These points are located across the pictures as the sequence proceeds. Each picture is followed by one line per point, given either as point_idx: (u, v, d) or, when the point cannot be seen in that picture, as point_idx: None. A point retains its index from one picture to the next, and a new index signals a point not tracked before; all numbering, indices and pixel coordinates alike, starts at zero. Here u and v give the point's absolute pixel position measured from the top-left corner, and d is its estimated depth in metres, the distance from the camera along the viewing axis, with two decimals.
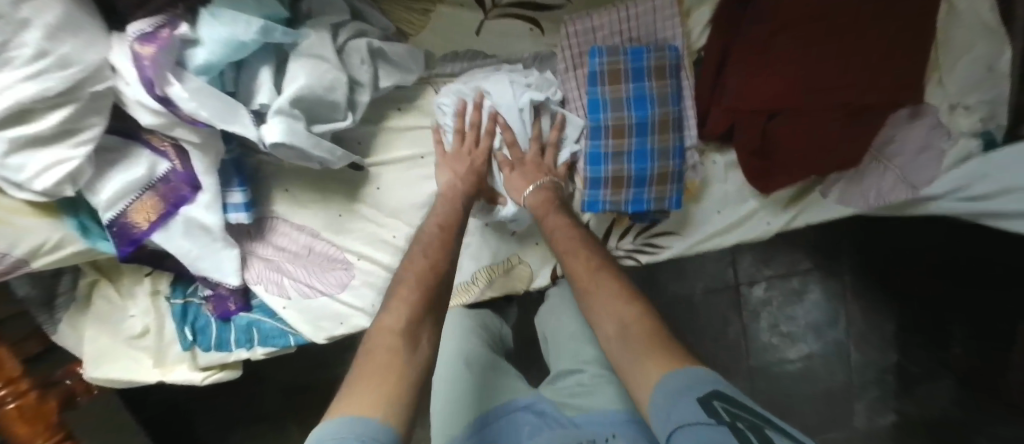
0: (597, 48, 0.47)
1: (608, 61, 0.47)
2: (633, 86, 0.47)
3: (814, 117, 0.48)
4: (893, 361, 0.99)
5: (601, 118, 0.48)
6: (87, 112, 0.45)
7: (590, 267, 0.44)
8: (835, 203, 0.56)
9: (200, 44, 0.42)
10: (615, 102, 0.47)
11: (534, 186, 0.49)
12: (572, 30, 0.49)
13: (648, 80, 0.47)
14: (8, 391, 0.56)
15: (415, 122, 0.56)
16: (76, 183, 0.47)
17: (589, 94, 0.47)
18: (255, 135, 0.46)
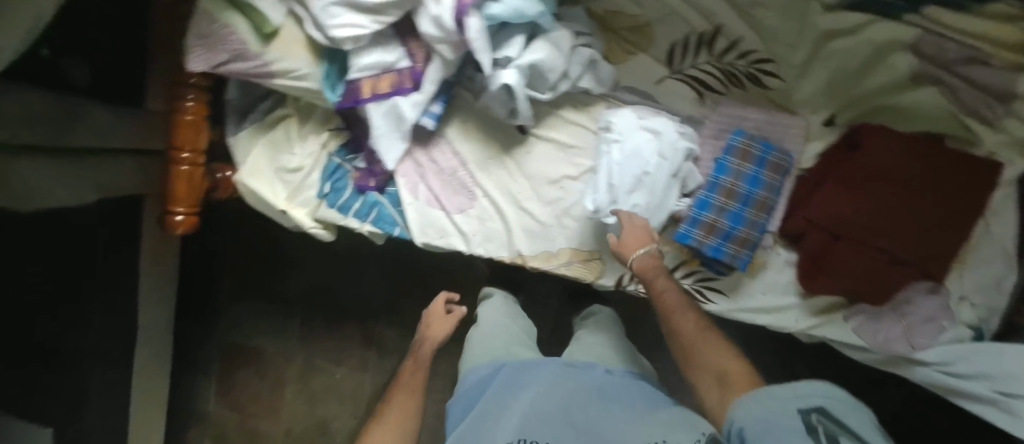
0: (740, 131, 0.64)
1: (746, 142, 0.63)
2: (754, 169, 0.63)
3: (866, 252, 0.63)
4: None
5: (721, 177, 0.64)
6: (394, 6, 0.61)
7: (691, 327, 0.53)
8: (852, 329, 0.70)
9: (498, 1, 0.59)
10: (737, 172, 0.63)
11: (644, 248, 0.60)
12: (723, 112, 0.67)
13: (766, 168, 0.63)
14: (189, 156, 0.69)
15: (581, 120, 0.72)
16: (354, 44, 0.63)
17: (722, 158, 0.64)
18: (490, 73, 0.62)
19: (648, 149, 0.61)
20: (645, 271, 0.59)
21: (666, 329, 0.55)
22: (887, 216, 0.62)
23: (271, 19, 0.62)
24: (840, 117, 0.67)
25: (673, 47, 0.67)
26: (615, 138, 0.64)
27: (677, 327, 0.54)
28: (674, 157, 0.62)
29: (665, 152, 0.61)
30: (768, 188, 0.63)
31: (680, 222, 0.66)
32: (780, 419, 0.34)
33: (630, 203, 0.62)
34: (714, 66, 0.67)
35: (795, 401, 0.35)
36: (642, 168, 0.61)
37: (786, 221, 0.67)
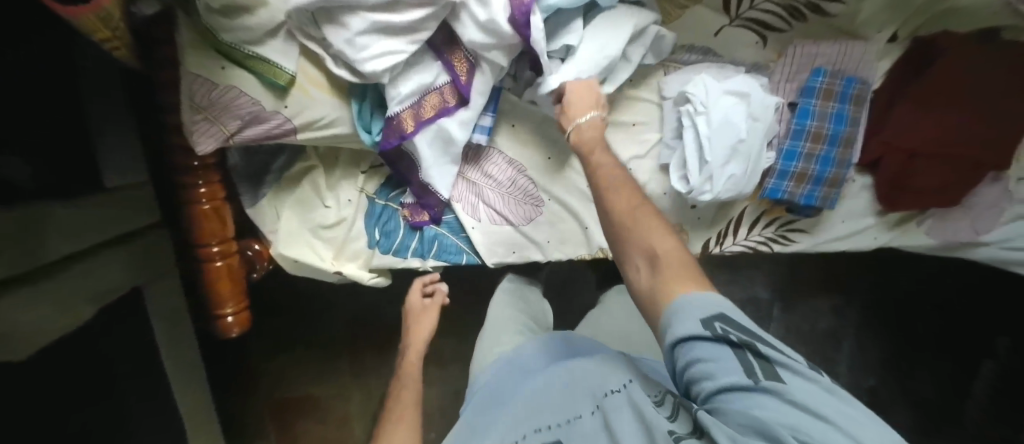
0: (820, 70, 0.62)
1: (829, 82, 0.61)
2: (837, 109, 0.62)
3: (941, 165, 0.65)
4: None
5: (807, 123, 0.62)
6: (431, 18, 0.50)
7: (622, 200, 0.45)
8: (925, 232, 0.74)
9: None
10: (821, 114, 0.62)
11: (587, 115, 0.53)
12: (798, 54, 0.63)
13: (848, 104, 0.62)
14: (220, 249, 0.58)
15: (642, 94, 0.66)
16: (390, 74, 0.52)
17: (804, 104, 0.62)
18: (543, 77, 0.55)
19: (741, 113, 0.58)
20: (584, 141, 0.52)
21: (598, 204, 0.47)
22: (961, 126, 0.63)
23: (285, 67, 0.50)
24: (902, 32, 0.66)
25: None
26: (697, 109, 0.59)
27: (608, 204, 0.46)
28: (762, 116, 0.59)
29: (761, 114, 0.58)
30: (851, 124, 0.62)
31: (767, 177, 0.64)
32: (698, 345, 0.33)
33: (725, 174, 0.59)
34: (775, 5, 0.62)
35: (688, 320, 0.34)
36: (737, 136, 0.58)
37: (863, 150, 0.67)
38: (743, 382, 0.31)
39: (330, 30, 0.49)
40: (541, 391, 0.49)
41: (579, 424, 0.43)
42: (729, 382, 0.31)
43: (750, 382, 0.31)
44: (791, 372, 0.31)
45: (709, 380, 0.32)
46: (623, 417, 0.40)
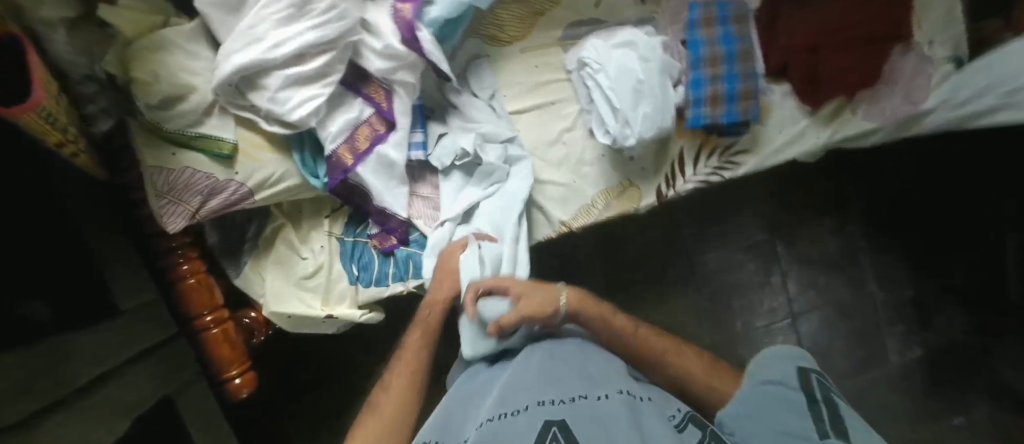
0: (694, 4, 0.68)
1: (705, 11, 0.67)
2: (721, 31, 0.67)
3: (842, 51, 0.69)
4: (912, 296, 1.16)
5: (700, 50, 0.67)
6: (337, 60, 0.58)
7: (696, 364, 0.56)
8: (863, 119, 0.75)
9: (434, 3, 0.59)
10: (710, 39, 0.67)
11: (564, 296, 0.58)
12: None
13: (729, 24, 0.68)
14: (212, 316, 0.63)
15: (551, 76, 0.72)
16: (316, 118, 0.59)
17: (689, 36, 0.67)
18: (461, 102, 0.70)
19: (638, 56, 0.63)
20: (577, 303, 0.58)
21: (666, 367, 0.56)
22: (842, 12, 0.68)
23: (226, 138, 0.58)
24: None
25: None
26: (595, 66, 0.65)
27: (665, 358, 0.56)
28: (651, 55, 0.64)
29: (651, 53, 0.64)
30: (738, 40, 0.68)
31: (685, 108, 0.68)
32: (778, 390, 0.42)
33: (639, 112, 0.63)
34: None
35: (776, 373, 0.43)
36: (636, 78, 0.63)
37: (767, 60, 0.71)
38: (802, 420, 0.38)
39: (254, 94, 0.56)
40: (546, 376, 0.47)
41: (587, 406, 0.41)
42: (793, 415, 0.39)
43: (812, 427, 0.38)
44: (854, 429, 0.37)
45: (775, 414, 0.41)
46: (639, 419, 0.40)
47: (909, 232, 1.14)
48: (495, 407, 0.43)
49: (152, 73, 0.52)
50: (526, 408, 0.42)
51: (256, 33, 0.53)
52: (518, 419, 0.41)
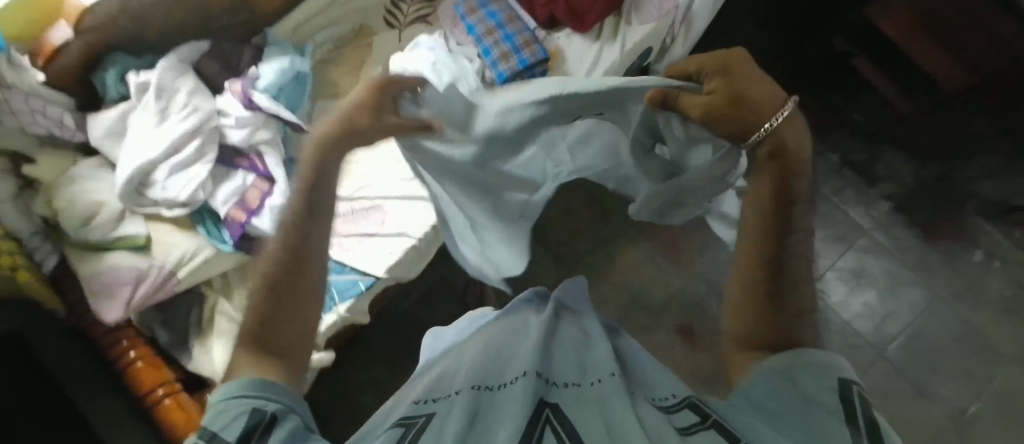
0: (457, 5, 0.90)
1: (466, 5, 0.90)
2: (484, 13, 0.89)
3: None
4: (843, 158, 1.17)
5: (475, 31, 0.88)
6: (207, 143, 0.76)
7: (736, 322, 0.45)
8: (639, 25, 0.88)
9: (260, 76, 0.81)
10: (480, 22, 0.88)
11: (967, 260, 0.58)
12: (444, 7, 0.92)
13: (486, 5, 0.90)
14: (162, 390, 0.69)
15: None
16: (204, 190, 0.75)
17: (463, 23, 0.89)
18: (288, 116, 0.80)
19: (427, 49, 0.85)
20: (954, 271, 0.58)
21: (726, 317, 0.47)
22: None
23: (136, 233, 0.72)
24: None
25: (387, 19, 0.94)
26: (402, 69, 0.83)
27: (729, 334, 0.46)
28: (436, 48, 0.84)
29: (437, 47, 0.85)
30: (498, 14, 0.90)
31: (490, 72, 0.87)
32: (795, 396, 0.34)
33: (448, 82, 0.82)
34: (418, 4, 0.94)
35: (783, 361, 0.37)
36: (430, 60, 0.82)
37: (539, 18, 0.92)
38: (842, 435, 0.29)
39: (149, 189, 0.72)
40: (541, 342, 0.47)
41: (574, 391, 0.37)
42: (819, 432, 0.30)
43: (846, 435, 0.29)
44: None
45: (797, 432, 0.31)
46: (618, 393, 0.35)
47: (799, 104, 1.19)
48: (471, 381, 0.39)
49: (68, 201, 0.70)
50: (526, 374, 0.38)
51: (137, 143, 0.72)
52: (500, 391, 0.37)
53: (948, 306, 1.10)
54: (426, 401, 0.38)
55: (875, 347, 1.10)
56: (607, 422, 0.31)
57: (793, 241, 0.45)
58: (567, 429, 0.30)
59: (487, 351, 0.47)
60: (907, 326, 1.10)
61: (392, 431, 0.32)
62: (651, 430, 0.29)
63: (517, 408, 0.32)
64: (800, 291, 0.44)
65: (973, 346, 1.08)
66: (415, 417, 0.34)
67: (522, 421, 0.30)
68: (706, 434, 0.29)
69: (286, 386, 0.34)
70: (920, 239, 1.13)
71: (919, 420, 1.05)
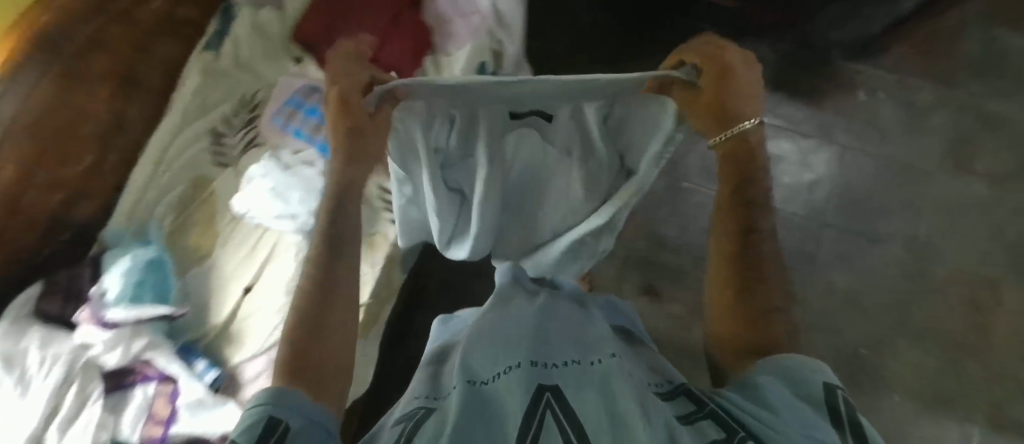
0: (274, 117, 0.87)
1: (285, 113, 0.86)
2: (303, 112, 0.86)
3: (390, 43, 0.87)
4: None
5: (303, 136, 0.85)
6: (85, 382, 0.73)
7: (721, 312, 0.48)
8: (456, 54, 0.90)
9: (106, 288, 0.76)
10: (303, 123, 0.85)
11: None
12: (266, 123, 0.88)
13: (303, 103, 0.86)
14: None
15: (252, 239, 0.87)
16: (107, 428, 0.72)
17: (290, 131, 0.86)
18: (156, 310, 0.76)
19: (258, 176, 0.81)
20: None
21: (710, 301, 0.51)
22: (365, 27, 0.87)
23: None
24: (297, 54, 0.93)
25: (216, 160, 0.92)
26: (247, 212, 0.80)
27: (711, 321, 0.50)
28: (271, 169, 0.80)
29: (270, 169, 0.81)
30: (318, 107, 0.85)
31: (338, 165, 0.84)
32: (783, 395, 0.36)
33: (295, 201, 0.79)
34: (241, 131, 0.92)
35: (772, 367, 0.39)
36: (269, 189, 0.79)
37: None
38: (828, 434, 0.31)
39: None
40: (542, 329, 0.51)
41: (572, 374, 0.41)
42: (808, 426, 0.32)
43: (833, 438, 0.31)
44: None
45: (781, 422, 0.33)
46: (620, 379, 0.39)
47: (648, 37, 1.17)
48: (465, 376, 0.42)
49: None
50: (520, 364, 0.42)
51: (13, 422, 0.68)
52: (498, 380, 0.41)
53: (865, 153, 1.10)
54: (430, 398, 0.42)
55: (815, 219, 1.09)
56: (609, 409, 0.34)
57: (755, 239, 0.49)
58: (561, 413, 0.35)
59: (484, 336, 0.50)
60: (836, 190, 1.10)
61: (399, 428, 0.37)
62: (656, 418, 0.33)
63: (518, 404, 0.36)
64: (764, 291, 0.46)
65: (904, 179, 1.09)
66: (417, 412, 0.39)
67: (520, 417, 0.34)
68: (701, 427, 0.34)
69: (303, 397, 0.35)
70: (809, 105, 1.13)
71: (876, 263, 1.07)
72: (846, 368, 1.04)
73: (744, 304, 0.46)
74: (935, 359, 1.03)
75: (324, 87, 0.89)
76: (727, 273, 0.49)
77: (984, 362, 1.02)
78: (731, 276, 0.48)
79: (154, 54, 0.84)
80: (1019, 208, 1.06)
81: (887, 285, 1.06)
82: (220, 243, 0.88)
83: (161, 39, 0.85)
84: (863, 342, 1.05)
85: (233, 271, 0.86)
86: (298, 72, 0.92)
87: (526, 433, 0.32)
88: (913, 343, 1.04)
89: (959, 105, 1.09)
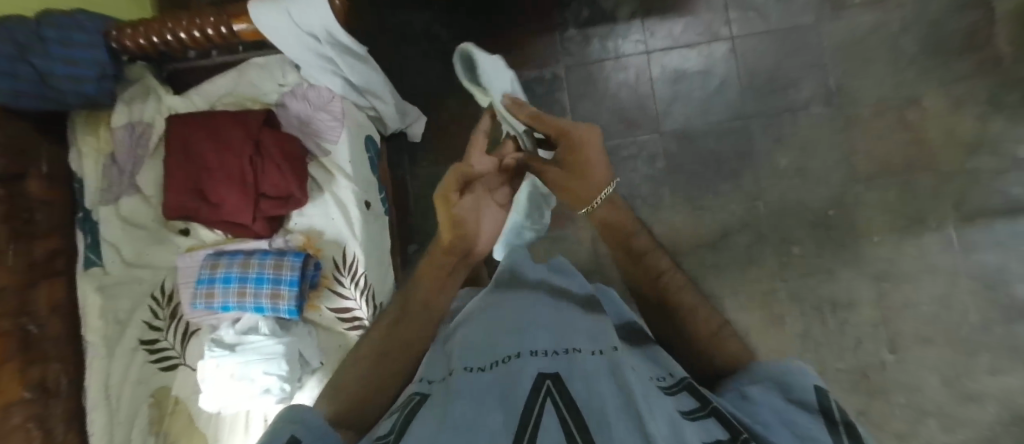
0: (194, 304, 0.82)
1: (202, 293, 0.80)
2: (220, 284, 0.80)
3: (262, 172, 0.81)
4: (576, 25, 1.11)
5: (234, 305, 0.81)
6: None
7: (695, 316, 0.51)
8: (333, 146, 0.85)
9: None
10: (223, 295, 0.80)
11: None
12: (192, 312, 0.84)
13: (214, 276, 0.80)
14: None
15: (241, 423, 0.83)
16: None
17: (217, 309, 0.82)
18: None
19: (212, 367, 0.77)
20: None
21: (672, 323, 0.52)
22: (229, 170, 0.81)
23: None
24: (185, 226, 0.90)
25: (162, 365, 0.87)
26: (221, 405, 0.77)
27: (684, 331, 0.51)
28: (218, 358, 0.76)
29: (220, 354, 0.77)
30: (231, 271, 0.80)
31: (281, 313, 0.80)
32: (786, 411, 0.36)
33: (259, 375, 0.75)
34: (173, 326, 0.87)
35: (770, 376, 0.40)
36: (228, 375, 0.75)
37: (263, 230, 0.84)
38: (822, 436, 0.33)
39: None
40: (543, 316, 0.50)
41: (571, 360, 0.40)
42: (804, 433, 0.34)
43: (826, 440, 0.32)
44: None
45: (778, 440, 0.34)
46: (626, 372, 0.38)
47: (506, 24, 1.11)
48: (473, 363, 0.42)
49: None
50: (522, 354, 0.42)
51: None
52: (499, 370, 0.40)
53: (751, 35, 1.10)
54: (428, 384, 0.44)
55: (739, 117, 1.09)
56: (622, 404, 0.33)
57: (666, 282, 0.54)
58: (565, 401, 0.33)
59: (489, 332, 0.48)
60: (744, 81, 1.09)
61: (390, 420, 0.37)
62: (660, 416, 0.32)
63: (520, 395, 0.35)
64: (695, 314, 0.51)
65: (796, 43, 1.09)
66: (416, 402, 0.39)
67: (520, 408, 0.33)
68: (707, 424, 0.34)
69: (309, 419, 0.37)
70: (683, 15, 1.11)
71: (808, 129, 1.08)
72: (823, 234, 1.06)
73: (685, 334, 0.51)
74: (893, 187, 1.05)
75: (227, 245, 0.86)
76: (660, 312, 0.54)
77: (942, 171, 1.04)
78: (669, 322, 0.53)
79: (39, 303, 0.79)
80: (906, 21, 1.08)
81: (827, 144, 1.07)
82: (211, 439, 0.83)
83: (36, 286, 0.79)
84: (829, 203, 1.06)
85: None
86: (194, 241, 0.89)
87: (528, 422, 0.32)
88: (876, 185, 1.06)
89: None
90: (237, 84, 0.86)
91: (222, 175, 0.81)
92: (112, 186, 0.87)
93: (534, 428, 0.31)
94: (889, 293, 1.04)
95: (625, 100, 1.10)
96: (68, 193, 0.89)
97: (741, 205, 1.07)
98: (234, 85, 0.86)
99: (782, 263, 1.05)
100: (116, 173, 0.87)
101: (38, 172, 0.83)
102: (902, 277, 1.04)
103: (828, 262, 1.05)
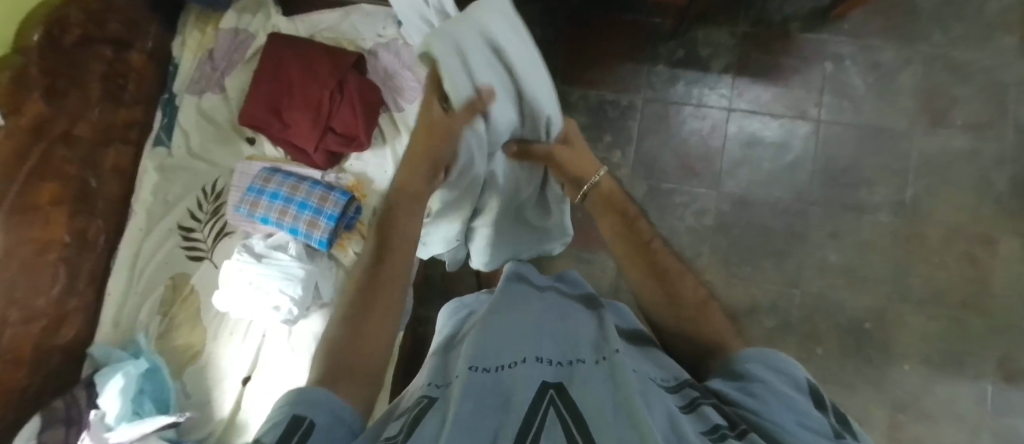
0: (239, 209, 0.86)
1: (250, 199, 0.84)
2: (266, 198, 0.84)
3: (338, 108, 0.85)
4: (667, 63, 1.11)
5: (271, 219, 0.84)
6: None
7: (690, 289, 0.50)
8: (408, 105, 0.88)
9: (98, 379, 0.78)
10: (266, 208, 0.84)
11: None
12: (234, 215, 0.89)
13: (264, 189, 0.84)
14: None
15: (242, 326, 0.87)
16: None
17: (257, 219, 0.85)
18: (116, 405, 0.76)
19: (235, 269, 0.80)
20: None
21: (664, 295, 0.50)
22: (311, 97, 0.86)
23: None
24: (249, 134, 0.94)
25: (189, 254, 0.91)
26: (232, 306, 0.81)
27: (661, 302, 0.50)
28: (245, 262, 0.80)
29: (247, 260, 0.80)
30: (280, 190, 0.84)
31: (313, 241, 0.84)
32: (777, 385, 0.34)
33: (276, 290, 0.78)
34: (210, 221, 0.92)
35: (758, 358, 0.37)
36: (248, 281, 0.79)
37: (320, 161, 0.87)
38: (819, 418, 0.31)
39: None
40: (546, 318, 0.46)
41: (577, 367, 0.37)
42: (802, 414, 0.31)
43: (823, 422, 0.30)
44: None
45: (776, 413, 0.31)
46: (632, 374, 0.35)
47: (601, 43, 1.12)
48: (469, 362, 0.38)
49: None
50: (527, 360, 0.38)
51: None
52: (506, 376, 0.36)
53: (836, 125, 1.08)
54: (433, 385, 0.40)
55: (802, 200, 1.06)
56: (619, 407, 0.30)
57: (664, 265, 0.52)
58: (568, 407, 0.31)
59: (490, 324, 0.45)
60: (816, 168, 1.07)
61: (396, 422, 0.35)
62: (657, 412, 0.30)
63: (518, 401, 0.32)
64: (685, 286, 0.50)
65: (882, 146, 1.06)
66: (420, 403, 0.36)
67: (521, 411, 0.31)
68: (704, 413, 0.31)
69: (326, 395, 0.34)
70: (775, 84, 1.10)
71: (868, 234, 1.04)
72: (852, 342, 1.02)
73: (677, 307, 0.49)
74: (939, 319, 1.00)
75: (284, 165, 0.90)
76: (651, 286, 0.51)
77: (994, 319, 0.99)
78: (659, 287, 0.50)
79: (105, 161, 0.85)
80: (1004, 156, 1.03)
81: (882, 254, 1.03)
82: (210, 337, 0.86)
83: (108, 147, 0.85)
84: (867, 314, 1.02)
85: (230, 363, 0.85)
86: (255, 152, 0.94)
87: (529, 428, 0.29)
88: (922, 311, 1.01)
89: (925, 59, 1.07)
90: (340, 23, 0.91)
91: (303, 102, 0.86)
92: (201, 79, 0.93)
93: (537, 434, 0.28)
94: (902, 424, 0.98)
95: (692, 149, 1.09)
96: (160, 74, 0.95)
97: (776, 287, 1.04)
98: (336, 25, 0.91)
99: (803, 357, 1.02)
100: (207, 69, 0.93)
101: (143, 46, 0.89)
102: (920, 413, 0.98)
103: (850, 374, 1.01)
